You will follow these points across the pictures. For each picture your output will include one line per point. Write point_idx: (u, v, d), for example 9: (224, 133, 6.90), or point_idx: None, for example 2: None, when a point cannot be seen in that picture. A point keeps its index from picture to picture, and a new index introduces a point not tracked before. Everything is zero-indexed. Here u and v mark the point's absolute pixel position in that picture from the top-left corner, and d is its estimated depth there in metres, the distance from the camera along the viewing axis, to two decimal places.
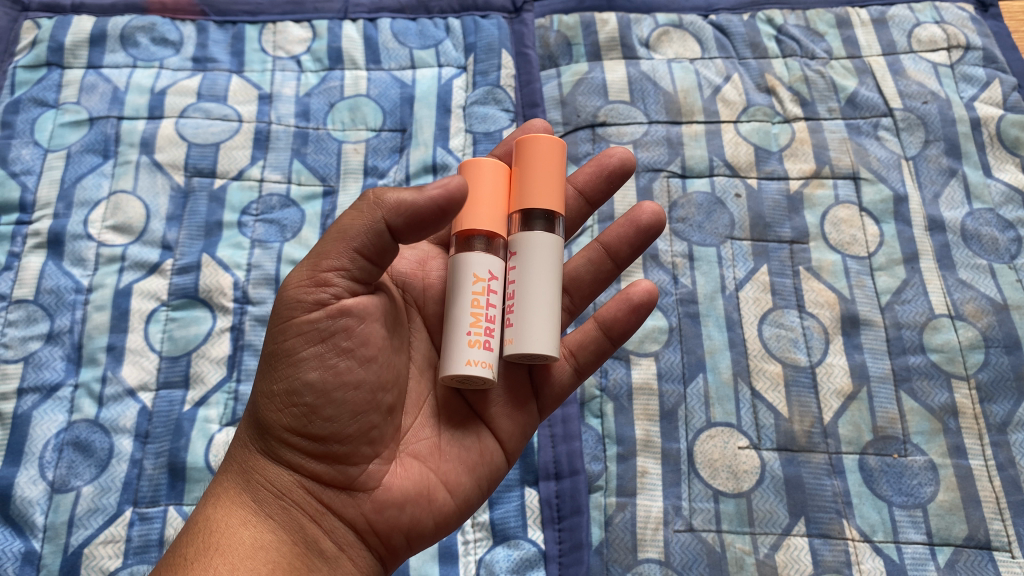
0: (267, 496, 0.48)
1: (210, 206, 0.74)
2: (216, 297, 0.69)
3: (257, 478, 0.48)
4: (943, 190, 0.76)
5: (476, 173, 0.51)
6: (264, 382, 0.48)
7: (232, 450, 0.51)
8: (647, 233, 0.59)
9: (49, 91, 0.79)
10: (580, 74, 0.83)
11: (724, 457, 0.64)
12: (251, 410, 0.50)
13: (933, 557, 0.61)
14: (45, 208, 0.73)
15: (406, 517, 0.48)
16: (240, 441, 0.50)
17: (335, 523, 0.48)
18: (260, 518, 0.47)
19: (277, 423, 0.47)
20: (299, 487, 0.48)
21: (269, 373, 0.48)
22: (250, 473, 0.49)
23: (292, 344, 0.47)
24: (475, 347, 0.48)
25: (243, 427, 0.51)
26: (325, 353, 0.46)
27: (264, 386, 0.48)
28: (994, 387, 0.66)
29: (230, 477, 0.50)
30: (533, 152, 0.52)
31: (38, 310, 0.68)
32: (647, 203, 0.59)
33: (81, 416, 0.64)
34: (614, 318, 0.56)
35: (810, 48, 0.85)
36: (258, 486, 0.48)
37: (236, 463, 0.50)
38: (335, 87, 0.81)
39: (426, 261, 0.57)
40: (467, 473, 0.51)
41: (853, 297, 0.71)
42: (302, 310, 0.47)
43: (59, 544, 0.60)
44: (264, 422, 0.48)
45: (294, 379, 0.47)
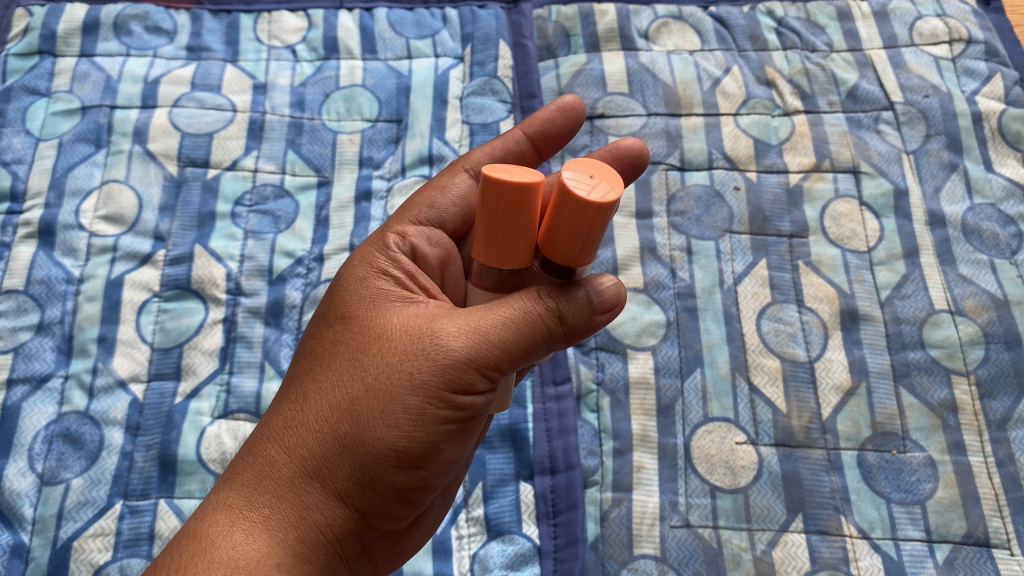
0: (311, 539, 0.44)
1: (203, 196, 0.73)
2: (209, 288, 0.69)
3: (311, 518, 0.44)
4: (944, 185, 0.75)
5: (508, 215, 0.40)
6: (389, 433, 0.43)
7: (279, 467, 0.45)
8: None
9: (41, 79, 0.78)
10: (578, 65, 0.82)
11: (722, 453, 0.64)
12: (341, 444, 0.44)
13: (932, 554, 0.60)
14: (36, 197, 0.72)
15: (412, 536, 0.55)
16: (296, 463, 0.44)
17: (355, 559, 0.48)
18: (296, 562, 0.44)
19: (386, 482, 0.44)
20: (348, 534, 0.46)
21: (400, 428, 0.43)
22: (305, 510, 0.44)
23: (440, 412, 0.43)
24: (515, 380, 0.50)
25: (305, 452, 0.44)
26: (460, 430, 0.45)
27: (387, 436, 0.43)
28: (994, 383, 0.66)
29: (278, 506, 0.44)
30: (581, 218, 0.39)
31: (29, 300, 0.67)
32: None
33: (71, 407, 0.63)
34: None
35: (810, 41, 0.84)
36: (311, 528, 0.44)
37: (290, 492, 0.44)
38: (330, 77, 0.80)
39: (446, 263, 0.53)
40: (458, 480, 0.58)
41: (853, 292, 0.70)
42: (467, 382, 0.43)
43: (48, 537, 0.59)
44: (364, 475, 0.44)
45: (427, 450, 0.44)
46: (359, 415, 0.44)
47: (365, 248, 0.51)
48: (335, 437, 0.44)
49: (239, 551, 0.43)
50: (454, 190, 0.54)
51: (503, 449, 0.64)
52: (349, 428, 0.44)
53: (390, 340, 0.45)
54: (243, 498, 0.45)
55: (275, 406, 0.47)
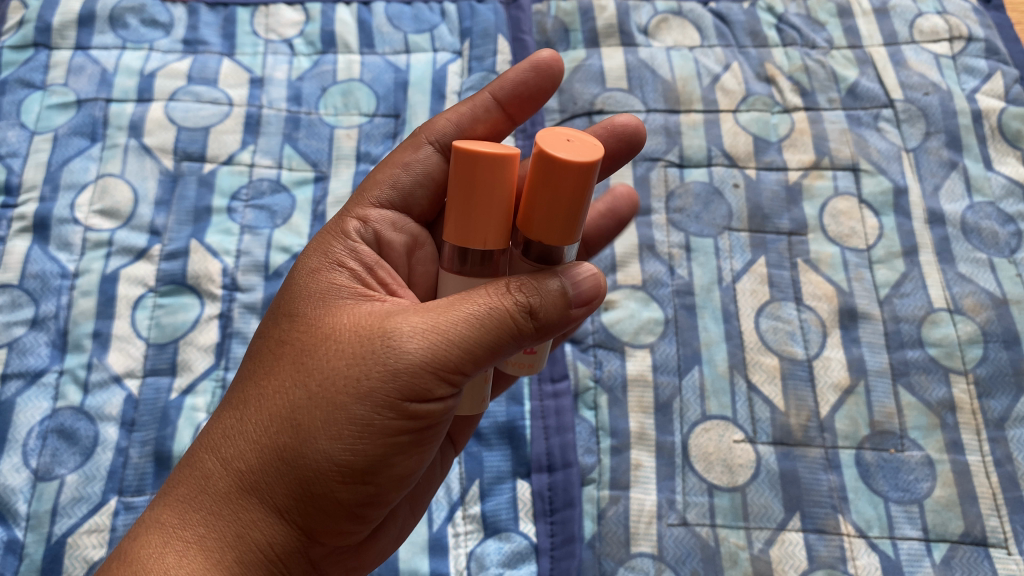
0: (251, 558, 0.44)
1: (199, 190, 0.73)
2: (205, 284, 0.68)
3: (250, 536, 0.43)
4: (943, 183, 0.75)
5: (480, 186, 0.41)
6: (330, 446, 0.42)
7: (217, 482, 0.44)
8: (624, 220, 0.62)
9: (36, 72, 0.77)
10: (577, 60, 0.81)
11: (719, 451, 0.63)
12: (278, 457, 0.42)
13: (929, 553, 0.60)
14: (31, 190, 0.71)
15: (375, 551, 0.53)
16: (236, 476, 0.44)
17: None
18: None
19: (329, 497, 0.43)
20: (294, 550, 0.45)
21: (342, 441, 0.42)
22: (244, 527, 0.43)
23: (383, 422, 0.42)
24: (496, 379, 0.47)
25: (241, 466, 0.44)
26: (414, 441, 0.44)
27: (328, 451, 0.42)
28: (992, 382, 0.66)
29: (217, 524, 0.43)
30: (556, 182, 0.39)
31: (23, 294, 0.67)
32: (621, 187, 0.62)
33: (65, 403, 0.63)
34: None
35: (810, 38, 0.84)
36: (249, 546, 0.43)
37: (228, 508, 0.44)
38: (328, 71, 0.80)
39: (413, 249, 0.53)
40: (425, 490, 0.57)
41: (851, 290, 0.70)
42: (420, 391, 0.41)
43: (42, 533, 0.58)
44: (307, 492, 0.43)
45: (375, 463, 0.43)
46: (297, 429, 0.42)
47: (325, 241, 0.51)
48: (274, 450, 0.43)
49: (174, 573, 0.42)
50: (416, 166, 0.53)
51: (500, 446, 0.64)
52: (287, 441, 0.42)
53: (337, 343, 0.43)
54: (179, 515, 0.44)
55: (217, 417, 0.47)
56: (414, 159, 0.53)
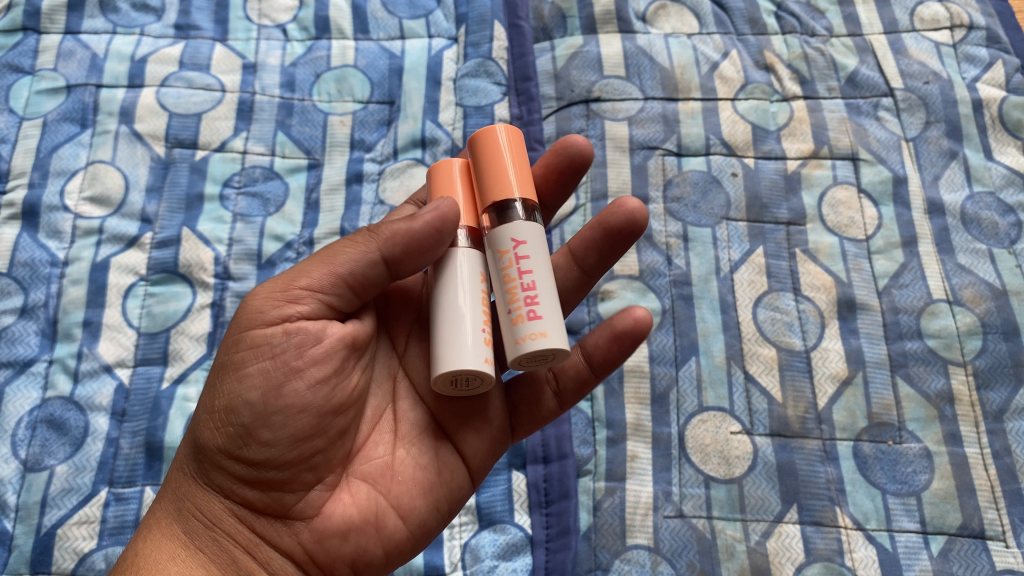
0: (198, 527, 0.47)
1: (191, 177, 0.72)
2: (197, 272, 0.67)
3: (187, 502, 0.47)
4: (943, 173, 0.74)
5: (443, 179, 0.51)
6: (207, 399, 0.47)
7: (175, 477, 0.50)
8: (617, 234, 0.55)
9: (25, 57, 0.76)
10: (575, 47, 0.80)
11: (716, 442, 0.63)
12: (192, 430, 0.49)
13: (927, 546, 0.60)
14: (20, 177, 0.70)
15: (349, 547, 0.47)
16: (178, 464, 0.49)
17: (272, 555, 0.47)
18: (189, 552, 0.46)
19: (210, 445, 0.46)
20: (231, 517, 0.47)
21: (212, 390, 0.47)
22: (183, 497, 0.48)
23: (241, 356, 0.46)
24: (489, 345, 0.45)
25: (184, 450, 0.49)
26: (272, 375, 0.46)
27: (207, 401, 0.47)
28: (991, 373, 0.65)
29: (162, 506, 0.48)
30: (490, 146, 0.50)
31: (12, 283, 0.66)
32: (629, 199, 0.54)
33: (55, 393, 0.62)
34: (595, 345, 0.53)
35: (810, 26, 0.83)
36: (190, 515, 0.47)
37: (173, 485, 0.49)
38: (321, 57, 0.79)
39: None
40: (421, 496, 0.49)
41: (850, 281, 0.69)
42: (261, 329, 0.46)
43: (31, 525, 0.58)
44: (200, 443, 0.47)
45: (229, 402, 0.46)
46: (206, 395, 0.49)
47: None
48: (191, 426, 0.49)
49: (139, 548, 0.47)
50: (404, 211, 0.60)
51: None
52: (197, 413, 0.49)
53: None
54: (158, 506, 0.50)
55: None
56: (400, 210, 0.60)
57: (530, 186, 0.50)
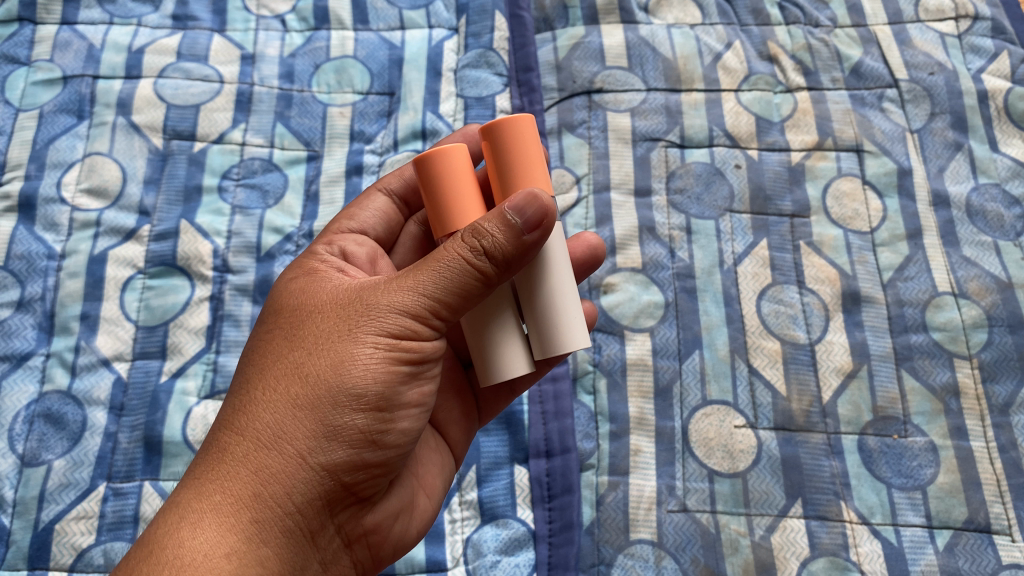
0: (275, 519, 0.43)
1: (189, 169, 0.71)
2: (195, 265, 0.67)
3: (272, 491, 0.43)
4: (949, 165, 0.74)
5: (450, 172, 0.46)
6: (337, 383, 0.44)
7: (234, 448, 0.44)
8: (579, 266, 0.60)
9: (21, 48, 0.75)
10: (577, 38, 0.80)
11: (720, 436, 0.62)
12: (295, 405, 0.44)
13: (932, 540, 0.59)
14: (16, 169, 0.70)
15: (396, 529, 0.51)
16: (254, 437, 0.44)
17: (330, 539, 0.47)
18: (263, 544, 0.43)
19: (350, 430, 0.44)
20: (316, 505, 0.44)
21: (348, 374, 0.44)
22: (264, 486, 0.43)
23: (394, 352, 0.44)
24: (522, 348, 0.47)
25: (258, 432, 0.44)
26: (417, 374, 0.45)
27: (343, 382, 0.44)
28: (997, 367, 0.65)
29: (234, 482, 0.43)
30: (511, 141, 0.46)
31: (8, 276, 0.65)
32: (587, 235, 0.60)
33: (52, 387, 0.61)
34: None
35: (814, 16, 0.82)
36: (272, 505, 0.43)
37: (246, 468, 0.43)
38: (320, 47, 0.78)
39: (375, 258, 0.57)
40: (440, 478, 0.54)
41: (854, 273, 0.69)
42: (410, 328, 0.44)
43: (29, 520, 0.57)
44: (326, 430, 0.43)
45: (386, 394, 0.44)
46: (300, 375, 0.44)
47: (300, 260, 0.53)
48: (287, 400, 0.44)
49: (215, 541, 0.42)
50: (376, 205, 0.59)
51: (497, 432, 0.63)
52: (302, 388, 0.44)
53: (323, 312, 0.46)
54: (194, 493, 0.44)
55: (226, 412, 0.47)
56: (372, 203, 0.59)
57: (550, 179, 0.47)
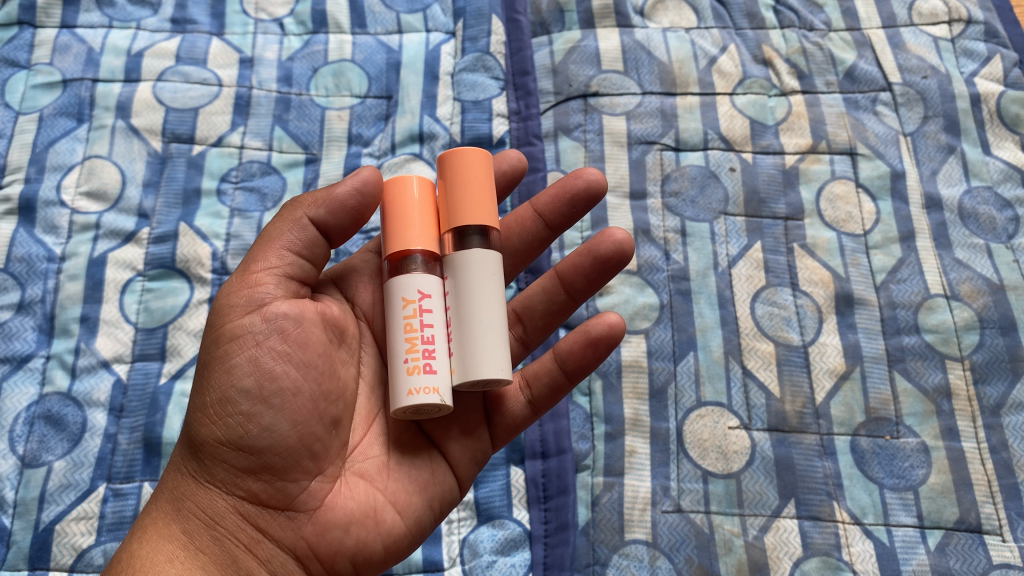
0: (198, 527, 0.46)
1: (189, 172, 0.71)
2: (194, 268, 0.67)
3: (188, 504, 0.46)
4: (941, 168, 0.74)
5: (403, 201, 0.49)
6: (198, 394, 0.47)
7: (168, 476, 0.49)
8: (605, 264, 0.55)
9: (21, 51, 0.76)
10: (573, 42, 0.80)
11: (715, 437, 0.63)
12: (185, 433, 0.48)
13: (923, 540, 0.60)
14: (16, 172, 0.70)
15: (352, 540, 0.46)
16: (175, 463, 0.48)
17: (272, 550, 0.46)
18: (188, 554, 0.45)
19: (210, 438, 0.45)
20: (233, 515, 0.46)
21: (198, 388, 0.47)
22: (181, 502, 0.46)
23: (227, 349, 0.46)
24: (416, 374, 0.46)
25: (179, 452, 0.48)
26: (262, 363, 0.45)
27: (201, 394, 0.46)
28: (988, 368, 0.65)
29: (161, 507, 0.47)
30: (455, 167, 0.50)
31: (9, 279, 0.66)
32: (616, 229, 0.55)
33: (52, 388, 0.62)
34: (570, 350, 0.53)
35: (809, 20, 0.83)
36: (191, 517, 0.46)
37: (168, 489, 0.47)
38: (318, 51, 0.79)
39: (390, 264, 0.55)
40: (417, 492, 0.49)
41: (847, 275, 0.70)
42: (240, 319, 0.46)
43: (29, 521, 0.58)
44: (197, 438, 0.46)
45: (226, 392, 0.45)
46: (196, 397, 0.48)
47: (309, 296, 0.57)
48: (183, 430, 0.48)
49: (144, 555, 0.45)
50: None
51: None
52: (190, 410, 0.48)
53: None
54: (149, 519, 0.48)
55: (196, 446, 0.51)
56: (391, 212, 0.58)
57: (489, 208, 0.50)
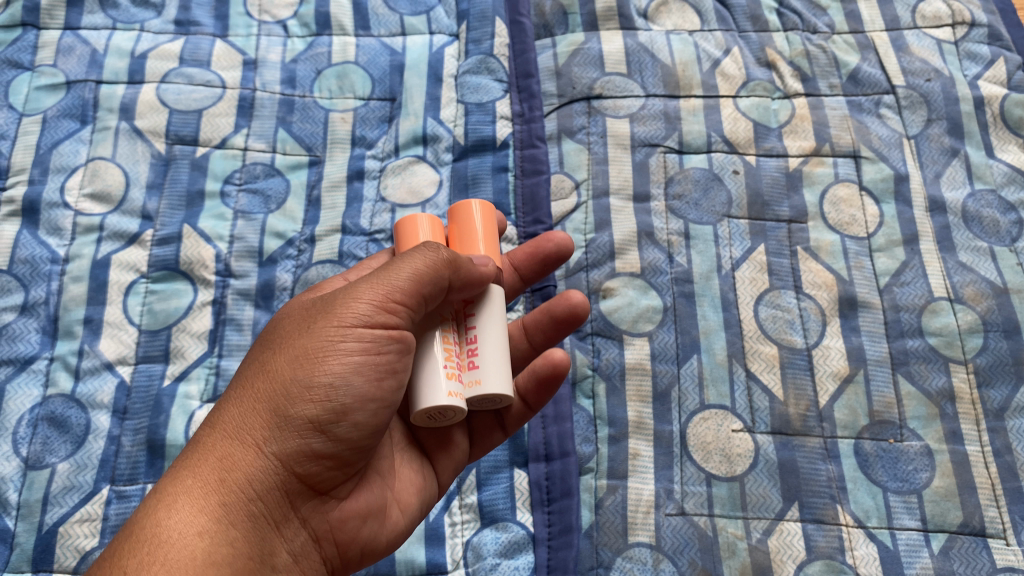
0: (237, 499, 0.44)
1: (192, 174, 0.71)
2: (198, 270, 0.67)
3: (235, 476, 0.45)
4: (945, 170, 0.74)
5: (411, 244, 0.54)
6: (291, 370, 0.46)
7: (206, 436, 0.46)
8: (561, 323, 0.60)
9: (25, 53, 0.76)
10: (576, 44, 0.80)
11: (718, 440, 0.63)
12: (257, 399, 0.46)
13: (927, 543, 0.60)
14: (19, 173, 0.70)
15: (365, 531, 0.50)
16: (221, 427, 0.46)
17: (297, 530, 0.47)
18: (222, 526, 0.43)
19: (299, 419, 0.45)
20: (277, 492, 0.46)
21: (304, 364, 0.46)
22: (226, 471, 0.45)
23: (333, 336, 0.46)
24: (452, 379, 0.48)
25: (227, 417, 0.46)
26: (374, 363, 0.46)
27: (311, 374, 0.46)
28: (992, 372, 0.65)
29: (200, 470, 0.45)
30: (464, 215, 0.55)
31: (13, 280, 0.66)
32: (574, 292, 0.60)
33: (56, 390, 0.62)
34: (525, 388, 0.57)
35: (812, 22, 0.83)
36: (235, 488, 0.44)
37: (212, 454, 0.45)
38: (322, 53, 0.79)
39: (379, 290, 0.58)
40: (419, 493, 0.53)
41: (851, 278, 0.69)
42: (382, 317, 0.47)
43: (33, 523, 0.58)
44: (279, 412, 0.45)
45: (338, 383, 0.46)
46: (265, 365, 0.47)
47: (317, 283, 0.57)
48: (251, 392, 0.46)
49: (177, 523, 0.43)
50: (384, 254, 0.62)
51: None
52: (262, 381, 0.46)
53: (287, 312, 0.49)
54: (167, 477, 0.45)
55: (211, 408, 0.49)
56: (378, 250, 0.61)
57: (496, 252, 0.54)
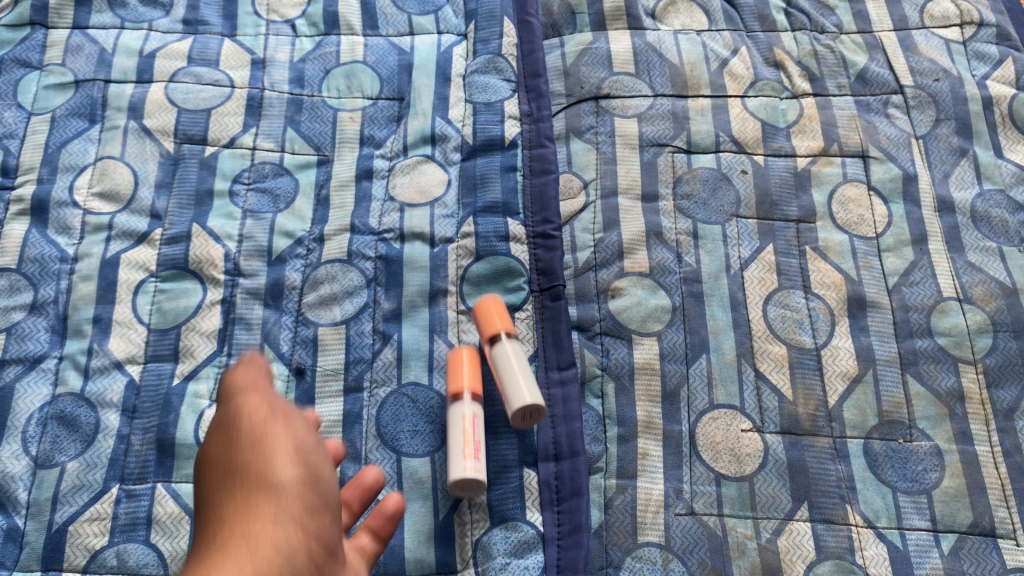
0: (302, 514, 0.47)
1: (201, 173, 0.71)
2: (207, 269, 0.67)
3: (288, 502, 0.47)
4: (953, 170, 0.74)
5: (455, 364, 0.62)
6: (247, 434, 0.50)
7: (229, 486, 0.47)
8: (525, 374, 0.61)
9: (33, 52, 0.76)
10: (584, 44, 0.80)
11: (727, 440, 0.63)
12: (246, 450, 0.49)
13: (937, 544, 0.60)
14: (28, 172, 0.70)
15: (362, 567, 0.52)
16: (241, 474, 0.48)
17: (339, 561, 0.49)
18: (297, 531, 0.46)
19: (295, 471, 0.48)
20: (325, 515, 0.48)
21: (257, 449, 0.49)
22: (277, 500, 0.47)
23: (275, 455, 0.49)
24: (469, 456, 0.58)
25: (221, 476, 0.48)
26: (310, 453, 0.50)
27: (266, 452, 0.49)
28: (1001, 372, 0.65)
29: (251, 502, 0.46)
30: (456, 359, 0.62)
31: (22, 279, 0.66)
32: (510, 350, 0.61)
33: (65, 389, 0.62)
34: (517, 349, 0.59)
35: (819, 22, 0.83)
36: (293, 506, 0.47)
37: (251, 492, 0.47)
38: (330, 53, 0.79)
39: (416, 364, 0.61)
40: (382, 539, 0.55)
41: (860, 278, 0.69)
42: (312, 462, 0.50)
43: (42, 521, 0.58)
44: (261, 451, 0.49)
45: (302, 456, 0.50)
46: (229, 444, 0.50)
47: None
48: (235, 450, 0.49)
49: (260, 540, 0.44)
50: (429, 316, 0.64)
51: (507, 435, 0.63)
52: (240, 443, 0.49)
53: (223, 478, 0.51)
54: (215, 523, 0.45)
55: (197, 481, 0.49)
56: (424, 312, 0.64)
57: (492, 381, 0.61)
